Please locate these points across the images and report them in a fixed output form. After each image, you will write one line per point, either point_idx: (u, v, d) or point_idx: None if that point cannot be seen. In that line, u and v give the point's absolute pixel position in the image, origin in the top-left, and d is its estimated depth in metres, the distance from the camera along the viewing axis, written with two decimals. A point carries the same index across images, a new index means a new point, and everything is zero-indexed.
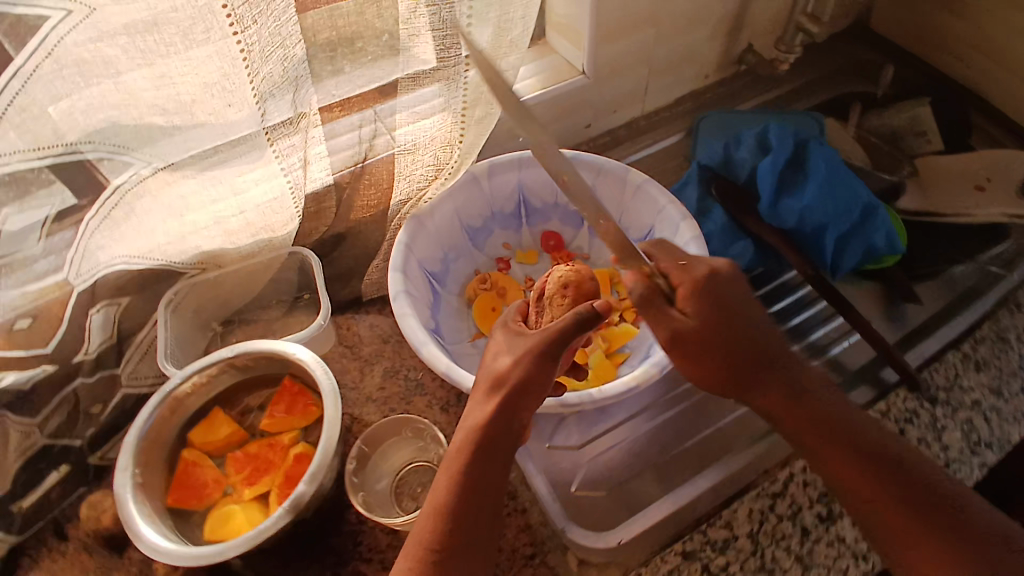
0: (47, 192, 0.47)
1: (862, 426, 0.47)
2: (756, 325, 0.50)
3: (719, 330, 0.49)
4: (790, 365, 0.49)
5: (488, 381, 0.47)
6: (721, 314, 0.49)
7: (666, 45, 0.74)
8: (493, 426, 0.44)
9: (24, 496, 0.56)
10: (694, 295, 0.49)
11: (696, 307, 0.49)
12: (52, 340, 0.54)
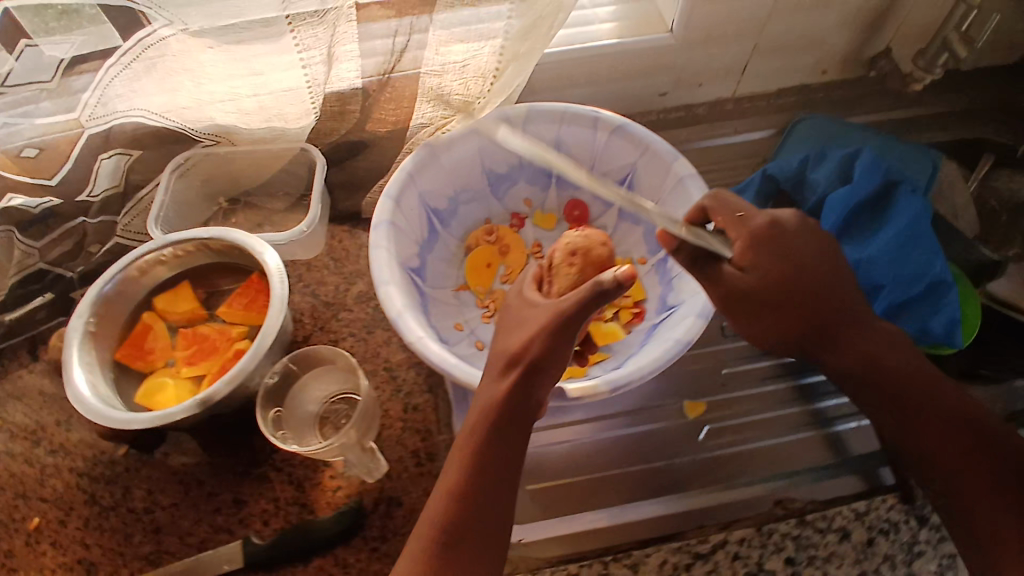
0: (91, 28, 0.45)
1: (936, 390, 0.46)
2: (809, 289, 0.47)
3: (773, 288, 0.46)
4: (864, 323, 0.48)
5: (504, 358, 0.44)
6: (770, 286, 0.46)
7: (785, 23, 0.62)
8: (508, 405, 0.42)
9: (10, 311, 0.60)
10: (753, 246, 0.47)
11: (754, 258, 0.47)
12: (58, 174, 0.54)
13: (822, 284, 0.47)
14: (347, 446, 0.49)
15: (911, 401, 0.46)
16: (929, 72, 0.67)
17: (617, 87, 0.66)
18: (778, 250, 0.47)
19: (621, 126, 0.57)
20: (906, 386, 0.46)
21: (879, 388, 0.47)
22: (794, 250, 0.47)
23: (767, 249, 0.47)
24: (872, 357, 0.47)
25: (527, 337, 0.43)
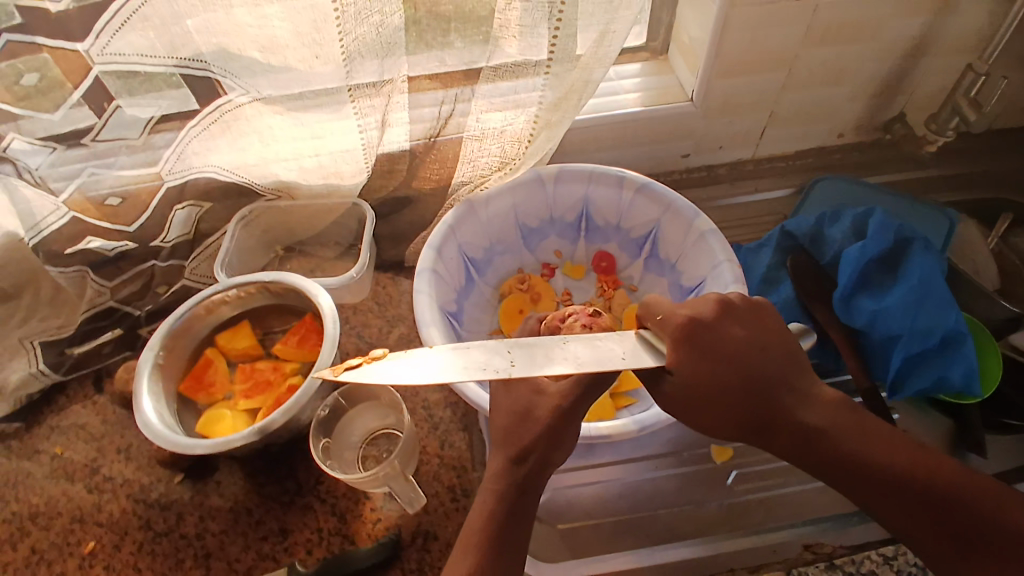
0: (174, 93, 0.51)
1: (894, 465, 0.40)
2: (742, 381, 0.41)
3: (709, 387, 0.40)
4: (792, 406, 0.41)
5: (508, 451, 0.44)
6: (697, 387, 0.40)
7: (798, 93, 0.67)
8: (521, 491, 0.42)
9: (79, 344, 0.65)
10: (681, 342, 0.41)
11: (680, 355, 0.41)
12: (135, 221, 0.60)
13: (754, 368, 0.41)
14: (390, 477, 0.51)
15: (867, 472, 0.40)
16: (941, 136, 0.71)
17: (643, 149, 0.71)
18: (702, 348, 0.41)
19: (644, 185, 0.61)
20: (861, 460, 0.40)
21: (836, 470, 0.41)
22: (721, 337, 0.42)
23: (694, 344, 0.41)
24: (818, 434, 0.41)
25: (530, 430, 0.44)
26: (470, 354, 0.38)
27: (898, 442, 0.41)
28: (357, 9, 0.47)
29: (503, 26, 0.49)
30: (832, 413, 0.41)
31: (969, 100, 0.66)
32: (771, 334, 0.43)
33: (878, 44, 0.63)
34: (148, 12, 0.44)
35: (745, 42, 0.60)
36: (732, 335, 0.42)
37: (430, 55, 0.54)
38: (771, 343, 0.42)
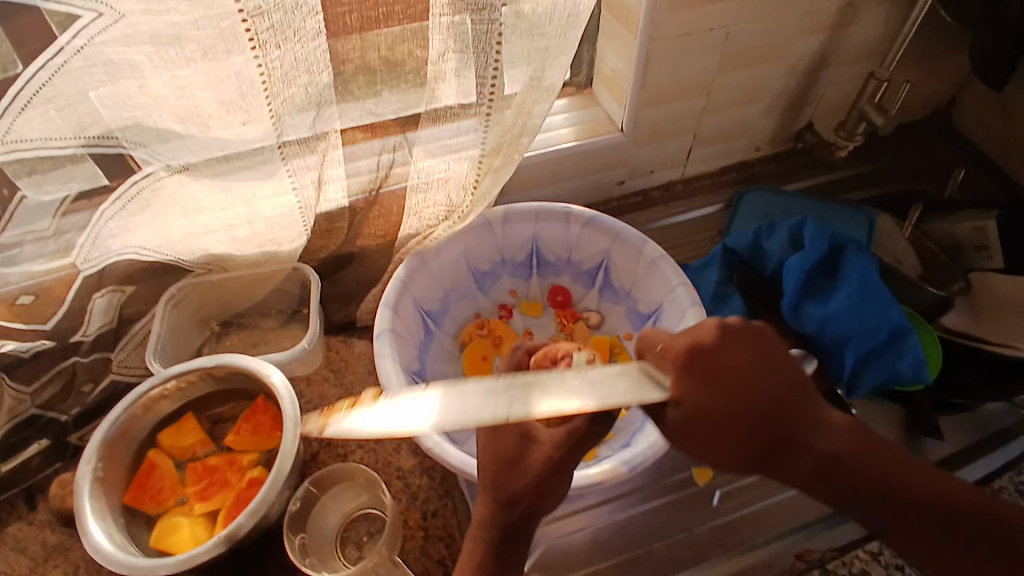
0: (74, 169, 0.46)
1: (876, 476, 0.41)
2: (736, 406, 0.38)
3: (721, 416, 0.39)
4: (801, 424, 0.40)
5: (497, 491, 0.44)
6: (720, 425, 0.39)
7: (719, 114, 0.71)
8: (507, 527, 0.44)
9: (4, 461, 0.59)
10: (681, 370, 0.39)
11: (683, 384, 0.39)
12: (51, 319, 0.55)
13: (766, 389, 0.39)
14: (378, 565, 0.50)
15: (891, 489, 0.41)
16: (851, 140, 0.75)
17: (581, 181, 0.72)
18: (716, 379, 0.39)
19: (592, 218, 0.63)
20: (887, 481, 0.41)
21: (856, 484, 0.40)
22: (718, 362, 0.40)
23: (710, 369, 0.39)
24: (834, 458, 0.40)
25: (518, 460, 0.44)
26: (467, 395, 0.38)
27: (922, 468, 0.43)
28: (284, 71, 0.44)
29: (439, 77, 0.50)
30: (847, 433, 0.41)
31: (874, 105, 0.71)
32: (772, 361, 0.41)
33: (786, 62, 0.68)
34: (50, 91, 0.40)
35: (666, 73, 0.63)
36: (736, 361, 0.40)
37: (377, 101, 0.52)
38: (776, 364, 0.40)
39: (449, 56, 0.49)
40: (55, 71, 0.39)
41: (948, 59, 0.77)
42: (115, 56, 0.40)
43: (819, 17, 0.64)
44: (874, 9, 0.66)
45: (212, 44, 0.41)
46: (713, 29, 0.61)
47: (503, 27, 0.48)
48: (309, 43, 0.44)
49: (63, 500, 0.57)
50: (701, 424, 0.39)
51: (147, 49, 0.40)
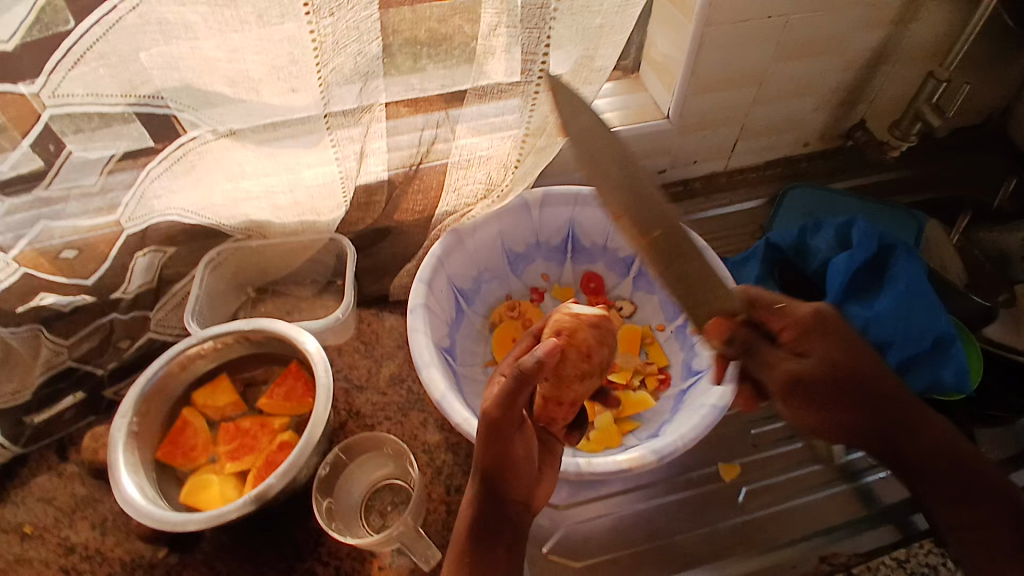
0: (123, 129, 0.47)
1: (957, 451, 0.48)
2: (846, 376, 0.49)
3: (836, 403, 0.49)
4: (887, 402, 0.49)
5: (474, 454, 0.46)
6: (839, 401, 0.49)
7: (768, 106, 0.69)
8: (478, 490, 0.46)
9: (39, 411, 0.60)
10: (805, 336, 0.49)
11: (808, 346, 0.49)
12: (94, 274, 0.56)
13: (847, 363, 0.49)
14: (402, 534, 0.51)
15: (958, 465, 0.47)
16: (905, 141, 0.73)
17: None
18: (844, 368, 0.49)
19: None
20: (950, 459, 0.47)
21: (922, 465, 0.48)
22: (818, 349, 0.49)
23: (822, 352, 0.49)
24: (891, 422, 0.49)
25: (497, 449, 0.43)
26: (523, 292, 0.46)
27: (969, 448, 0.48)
28: (335, 39, 0.44)
29: (487, 52, 0.50)
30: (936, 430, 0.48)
31: (932, 106, 0.69)
32: (842, 343, 0.49)
33: (842, 56, 0.66)
34: (104, 47, 0.40)
35: (719, 60, 0.61)
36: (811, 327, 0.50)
37: (421, 78, 0.52)
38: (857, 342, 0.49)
39: (501, 28, 0.48)
40: (110, 27, 0.39)
41: (1010, 64, 0.74)
42: (170, 15, 0.40)
43: (881, 11, 0.62)
44: (938, 5, 0.64)
45: (267, 8, 0.41)
46: (770, 17, 0.59)
47: (558, 5, 0.47)
48: (361, 12, 0.44)
49: (95, 452, 0.59)
50: (839, 405, 0.49)
51: (202, 10, 0.41)
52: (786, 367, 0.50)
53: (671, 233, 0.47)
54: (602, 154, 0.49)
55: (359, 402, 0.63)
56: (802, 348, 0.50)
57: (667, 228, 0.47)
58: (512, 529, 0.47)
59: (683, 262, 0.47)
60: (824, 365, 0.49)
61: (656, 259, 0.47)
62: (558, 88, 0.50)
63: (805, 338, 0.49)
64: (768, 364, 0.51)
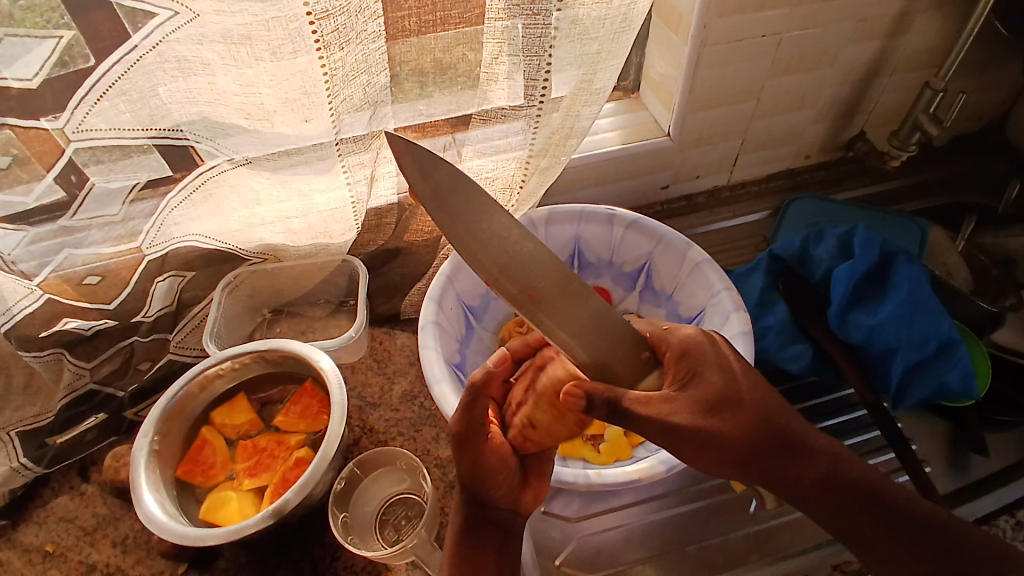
0: (142, 159, 0.49)
1: (812, 468, 0.42)
2: (735, 408, 0.41)
3: (718, 447, 0.41)
4: (785, 429, 0.43)
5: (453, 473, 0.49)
6: (708, 432, 0.40)
7: (766, 121, 0.71)
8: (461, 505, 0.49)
9: (62, 432, 0.62)
10: (681, 361, 0.43)
11: (682, 374, 0.42)
12: (115, 299, 0.58)
13: (716, 389, 0.42)
14: (417, 547, 0.52)
15: (809, 482, 0.42)
16: (904, 150, 0.74)
17: (623, 184, 0.73)
18: (727, 401, 0.42)
19: (635, 221, 0.64)
20: (803, 476, 0.42)
21: (842, 503, 0.41)
22: (704, 378, 0.42)
23: (701, 384, 0.42)
24: (798, 460, 0.42)
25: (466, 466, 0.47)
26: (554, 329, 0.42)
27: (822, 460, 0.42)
28: (346, 71, 0.47)
29: (490, 79, 0.52)
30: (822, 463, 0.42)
31: (929, 116, 0.70)
32: (720, 369, 0.43)
33: (836, 70, 0.67)
34: (125, 85, 0.42)
35: (715, 78, 0.63)
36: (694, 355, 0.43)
37: (430, 102, 0.54)
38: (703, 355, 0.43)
39: (502, 57, 0.50)
40: (130, 66, 0.42)
41: (1006, 72, 0.75)
42: (188, 53, 0.43)
43: (872, 25, 0.64)
44: (930, 19, 0.65)
45: (280, 45, 0.43)
46: (764, 35, 0.61)
47: (556, 32, 0.49)
48: (369, 44, 0.47)
49: (117, 471, 0.60)
50: (702, 445, 0.41)
51: (218, 47, 0.43)
52: (660, 412, 0.40)
53: (553, 278, 0.42)
54: (467, 217, 0.41)
55: (373, 419, 0.65)
56: (679, 376, 0.42)
57: (551, 275, 0.42)
58: (498, 533, 0.49)
59: (573, 309, 0.42)
60: (698, 399, 0.41)
61: (549, 314, 0.41)
62: (404, 155, 0.40)
63: (682, 363, 0.43)
64: (639, 419, 0.41)
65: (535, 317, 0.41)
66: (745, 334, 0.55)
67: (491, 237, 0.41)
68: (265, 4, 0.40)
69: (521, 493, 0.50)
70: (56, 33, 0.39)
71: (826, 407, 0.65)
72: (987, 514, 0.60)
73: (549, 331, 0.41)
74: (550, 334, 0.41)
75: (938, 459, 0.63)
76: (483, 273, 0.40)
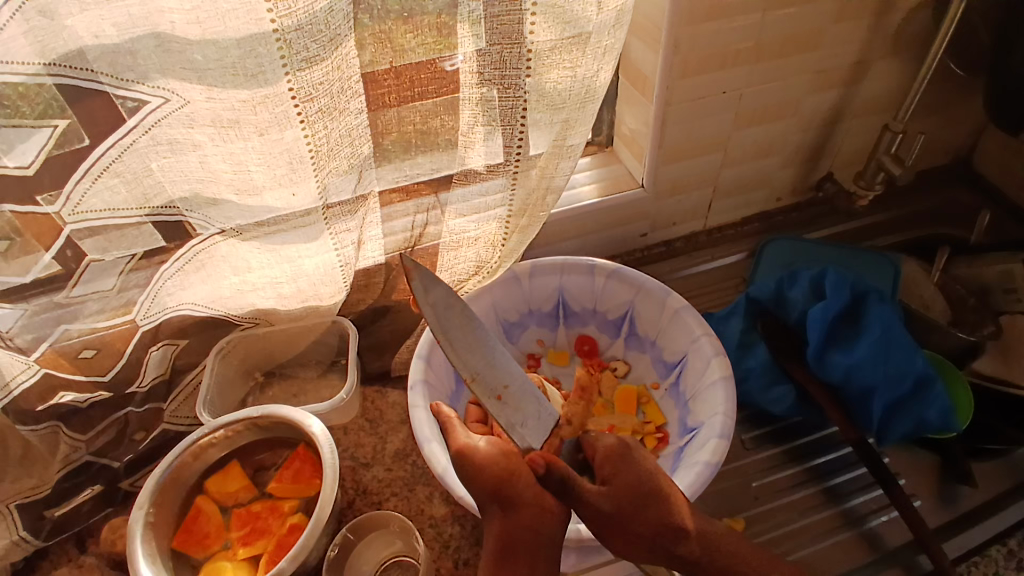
0: (138, 233, 0.51)
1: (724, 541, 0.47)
2: (653, 510, 0.45)
3: (637, 534, 0.44)
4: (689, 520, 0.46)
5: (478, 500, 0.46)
6: (624, 523, 0.44)
7: (736, 169, 0.74)
8: (508, 528, 0.43)
9: (58, 506, 0.62)
10: (610, 463, 0.47)
11: (609, 473, 0.46)
12: (111, 370, 0.59)
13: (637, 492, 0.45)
14: None
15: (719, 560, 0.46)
16: (870, 190, 0.76)
17: (604, 235, 0.75)
18: (646, 495, 0.45)
19: (615, 270, 0.66)
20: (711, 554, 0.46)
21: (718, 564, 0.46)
22: (627, 474, 0.46)
23: (625, 480, 0.45)
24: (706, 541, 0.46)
25: (523, 480, 0.45)
26: (503, 415, 0.50)
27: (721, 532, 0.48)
28: (330, 147, 0.49)
29: (468, 145, 0.55)
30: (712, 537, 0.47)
31: (890, 156, 0.72)
32: (643, 466, 0.46)
33: (799, 118, 0.71)
34: (119, 167, 0.45)
35: (682, 133, 0.66)
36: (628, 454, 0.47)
37: (413, 164, 0.57)
38: (630, 458, 0.46)
39: (478, 128, 0.53)
40: (124, 149, 0.44)
41: (964, 108, 0.79)
42: (179, 136, 0.45)
43: (829, 75, 0.67)
44: (884, 65, 0.69)
45: (267, 126, 0.45)
46: (724, 92, 0.64)
47: (529, 101, 0.52)
48: (352, 120, 0.49)
49: (113, 543, 0.61)
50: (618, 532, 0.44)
51: (209, 131, 0.45)
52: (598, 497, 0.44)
53: (516, 386, 0.52)
54: (455, 330, 0.52)
55: (366, 479, 0.65)
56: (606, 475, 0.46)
57: (515, 381, 0.52)
58: (539, 540, 0.43)
59: (529, 414, 0.51)
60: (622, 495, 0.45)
61: (512, 407, 0.51)
62: (415, 273, 0.51)
63: (609, 463, 0.47)
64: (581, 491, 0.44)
65: (500, 410, 0.50)
66: (725, 379, 0.57)
67: (474, 349, 0.52)
68: (252, 91, 0.43)
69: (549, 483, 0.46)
70: (53, 122, 0.41)
71: (816, 447, 0.66)
72: (979, 545, 0.60)
73: (508, 427, 0.50)
74: (509, 431, 0.50)
75: (928, 493, 0.64)
76: (463, 371, 0.50)
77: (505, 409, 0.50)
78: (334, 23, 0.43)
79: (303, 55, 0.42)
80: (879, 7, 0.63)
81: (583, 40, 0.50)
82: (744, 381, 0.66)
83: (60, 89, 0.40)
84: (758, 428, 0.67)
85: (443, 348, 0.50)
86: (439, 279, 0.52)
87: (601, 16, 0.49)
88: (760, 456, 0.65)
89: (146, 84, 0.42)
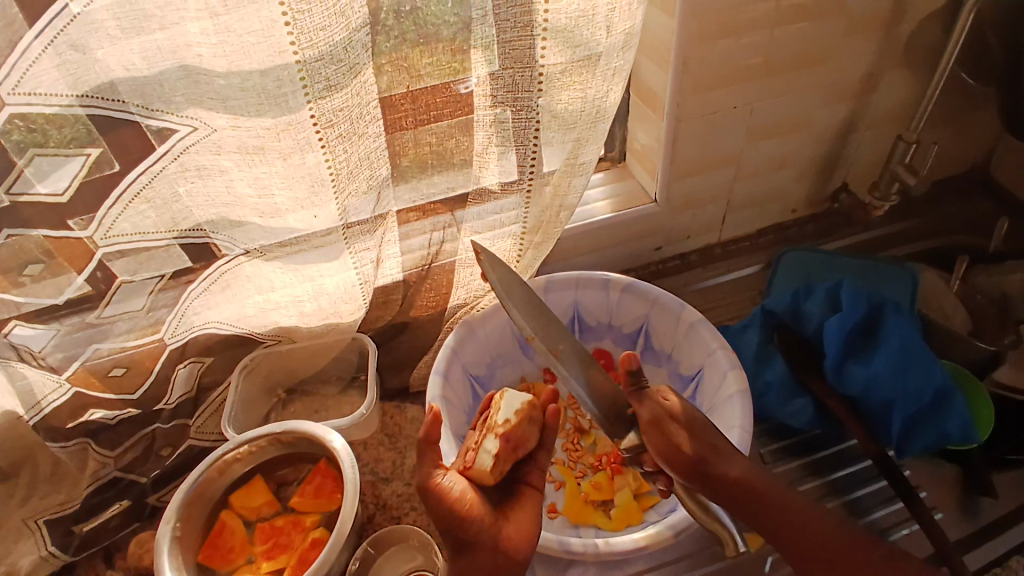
0: (165, 255, 0.53)
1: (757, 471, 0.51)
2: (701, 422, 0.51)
3: (681, 443, 0.49)
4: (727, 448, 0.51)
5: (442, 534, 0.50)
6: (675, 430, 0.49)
7: (749, 182, 0.74)
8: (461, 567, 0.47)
9: (87, 520, 0.63)
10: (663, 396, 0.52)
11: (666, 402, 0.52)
12: (139, 388, 0.61)
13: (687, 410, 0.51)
14: None
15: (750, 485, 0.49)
16: (885, 202, 0.76)
17: (618, 249, 0.76)
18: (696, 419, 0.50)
19: (630, 285, 0.67)
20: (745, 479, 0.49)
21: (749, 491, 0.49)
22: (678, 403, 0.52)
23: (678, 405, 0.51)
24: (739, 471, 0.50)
25: (475, 523, 0.48)
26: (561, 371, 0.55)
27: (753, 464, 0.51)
28: (349, 170, 0.50)
29: (482, 165, 0.56)
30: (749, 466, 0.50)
31: (905, 166, 0.72)
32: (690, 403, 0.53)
33: (811, 130, 0.71)
34: (149, 192, 0.47)
35: (693, 149, 0.67)
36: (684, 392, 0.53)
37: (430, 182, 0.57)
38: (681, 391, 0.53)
39: (492, 149, 0.55)
40: (154, 176, 0.46)
41: (979, 118, 0.79)
42: (206, 162, 0.47)
43: (840, 88, 0.68)
44: (895, 76, 0.69)
45: (290, 152, 0.47)
46: (736, 107, 0.65)
47: (540, 122, 0.54)
48: (371, 144, 0.51)
49: (141, 557, 0.63)
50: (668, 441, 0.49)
51: (234, 157, 0.47)
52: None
53: (573, 347, 0.56)
54: (519, 296, 0.57)
55: (386, 493, 0.66)
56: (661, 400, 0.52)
57: (570, 341, 0.56)
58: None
59: (587, 370, 0.55)
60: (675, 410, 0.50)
61: (568, 366, 0.54)
62: (484, 253, 0.57)
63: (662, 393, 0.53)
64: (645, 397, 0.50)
65: (559, 366, 0.55)
66: (742, 393, 0.58)
67: (535, 312, 0.57)
68: (276, 118, 0.45)
69: (501, 524, 0.50)
70: (84, 151, 0.43)
71: (835, 460, 0.65)
72: (1000, 556, 0.60)
73: (567, 380, 0.54)
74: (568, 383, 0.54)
75: (949, 504, 0.63)
76: (527, 330, 0.56)
77: (564, 365, 0.55)
78: (353, 52, 0.45)
79: (324, 83, 0.44)
80: (889, 19, 0.63)
81: (593, 62, 0.51)
82: (761, 395, 0.66)
83: (92, 120, 0.42)
84: (776, 442, 0.67)
85: (511, 311, 0.56)
86: (502, 261, 0.58)
87: (611, 39, 0.50)
88: (778, 469, 0.65)
89: (175, 115, 0.44)
